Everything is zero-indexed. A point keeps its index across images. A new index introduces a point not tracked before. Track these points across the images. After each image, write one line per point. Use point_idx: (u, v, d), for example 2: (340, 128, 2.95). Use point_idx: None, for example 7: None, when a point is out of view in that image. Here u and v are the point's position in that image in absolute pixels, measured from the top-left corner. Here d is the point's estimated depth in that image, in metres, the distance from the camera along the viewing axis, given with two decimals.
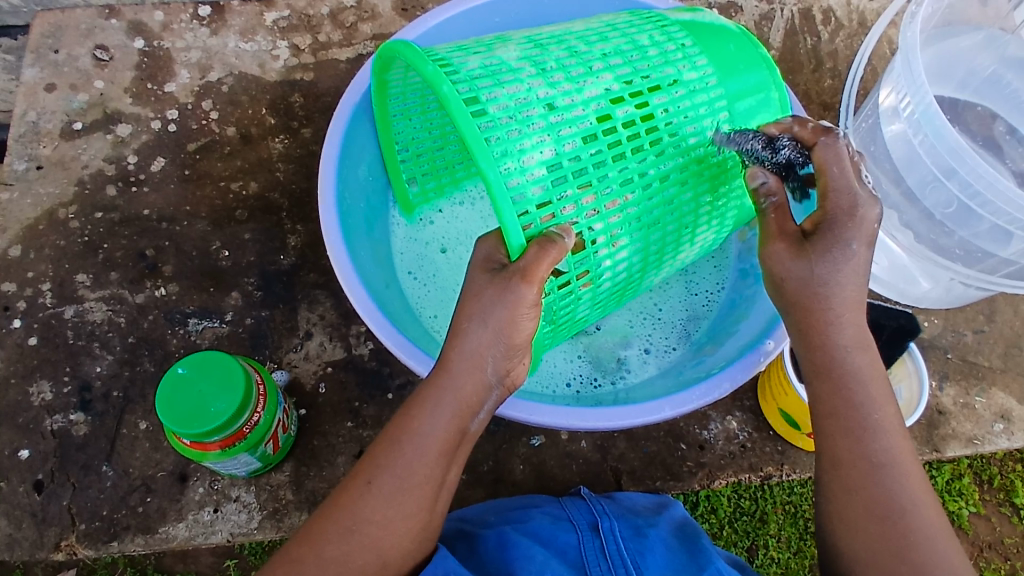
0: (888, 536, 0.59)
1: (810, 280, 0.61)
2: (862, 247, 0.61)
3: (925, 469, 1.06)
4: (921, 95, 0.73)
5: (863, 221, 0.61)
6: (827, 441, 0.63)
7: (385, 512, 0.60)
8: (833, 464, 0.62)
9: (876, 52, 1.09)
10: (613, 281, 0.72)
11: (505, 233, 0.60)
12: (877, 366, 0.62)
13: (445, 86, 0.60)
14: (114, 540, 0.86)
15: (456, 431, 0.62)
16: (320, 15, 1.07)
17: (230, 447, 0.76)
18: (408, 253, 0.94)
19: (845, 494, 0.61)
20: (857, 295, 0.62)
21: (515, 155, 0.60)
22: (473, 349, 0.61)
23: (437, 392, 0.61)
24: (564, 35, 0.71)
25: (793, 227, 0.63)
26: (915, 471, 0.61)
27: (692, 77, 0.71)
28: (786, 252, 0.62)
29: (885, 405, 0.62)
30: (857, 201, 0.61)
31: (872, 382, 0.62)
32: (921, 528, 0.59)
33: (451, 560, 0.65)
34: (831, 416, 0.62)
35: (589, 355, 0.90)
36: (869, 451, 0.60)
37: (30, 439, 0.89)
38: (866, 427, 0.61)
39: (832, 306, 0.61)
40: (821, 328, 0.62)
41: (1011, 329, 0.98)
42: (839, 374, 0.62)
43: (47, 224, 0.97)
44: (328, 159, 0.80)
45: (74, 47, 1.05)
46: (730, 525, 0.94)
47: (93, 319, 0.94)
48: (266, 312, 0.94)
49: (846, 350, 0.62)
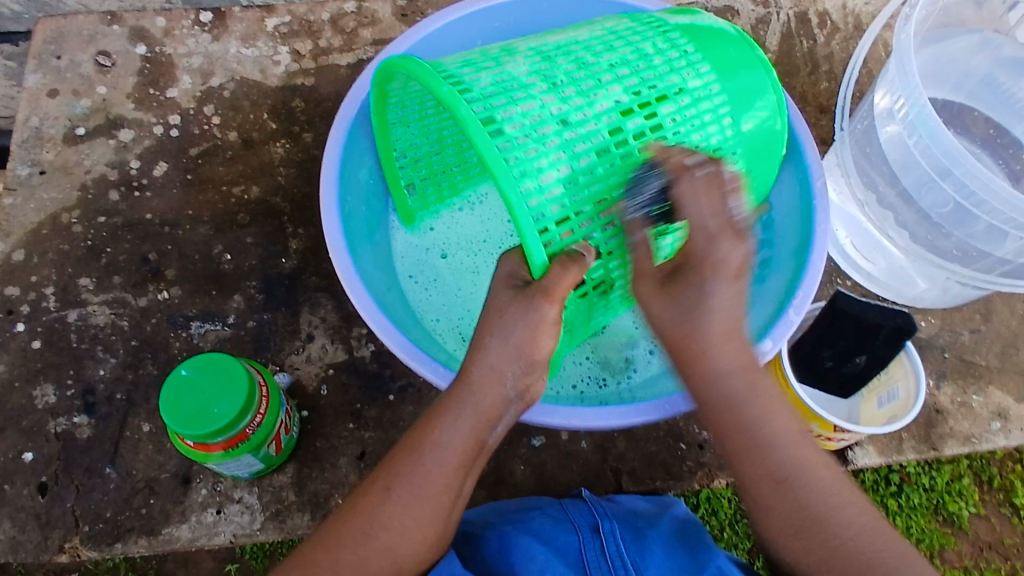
0: (813, 551, 0.59)
1: (676, 315, 0.61)
2: (722, 284, 0.60)
3: (922, 468, 1.08)
4: (916, 97, 0.74)
5: (721, 257, 0.60)
6: (735, 465, 0.63)
7: (403, 519, 0.61)
8: (748, 487, 0.62)
9: (871, 55, 1.10)
10: (625, 287, 0.75)
11: (526, 252, 0.59)
12: (755, 379, 0.62)
13: (462, 107, 0.59)
14: (117, 542, 0.87)
15: (475, 442, 0.63)
16: (320, 21, 1.08)
17: (233, 448, 0.77)
18: (413, 261, 0.95)
19: (764, 515, 0.62)
20: (729, 324, 0.61)
21: (534, 175, 0.61)
22: (493, 364, 0.63)
23: (457, 404, 0.63)
24: (570, 46, 0.71)
25: (656, 266, 0.63)
26: (823, 474, 0.62)
27: (697, 85, 0.71)
28: (651, 290, 0.63)
29: (773, 414, 0.62)
30: (710, 237, 0.60)
31: (755, 397, 0.62)
32: (842, 525, 0.60)
33: (457, 563, 0.64)
34: (726, 440, 0.63)
35: (597, 356, 0.91)
36: (772, 470, 0.61)
37: (33, 442, 0.90)
38: (762, 444, 0.61)
39: (699, 337, 0.61)
40: (697, 363, 0.62)
41: (1007, 329, 0.99)
42: (720, 403, 0.62)
43: (50, 229, 0.98)
44: (332, 178, 0.80)
45: (77, 54, 1.06)
46: (731, 528, 1.02)
47: (97, 323, 0.94)
48: (268, 315, 0.95)
49: (721, 375, 0.61)
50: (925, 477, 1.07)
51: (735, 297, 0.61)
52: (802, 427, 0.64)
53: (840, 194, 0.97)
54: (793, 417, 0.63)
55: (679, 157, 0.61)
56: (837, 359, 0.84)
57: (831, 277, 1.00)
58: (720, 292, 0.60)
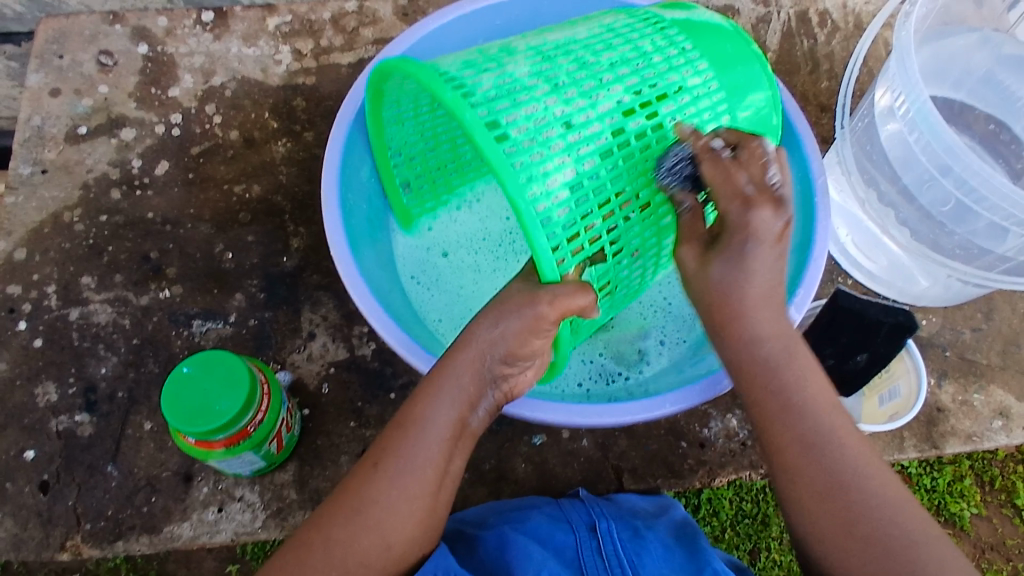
0: (846, 517, 0.57)
1: (710, 279, 0.61)
2: (764, 248, 0.59)
3: (924, 468, 1.08)
4: (916, 94, 0.74)
5: (764, 223, 0.59)
6: (761, 425, 0.61)
7: (390, 493, 0.61)
8: (772, 453, 0.61)
9: (871, 55, 1.11)
10: (628, 286, 0.77)
11: (536, 260, 0.60)
12: (793, 345, 0.62)
13: (467, 113, 0.59)
14: (119, 540, 0.87)
15: (458, 420, 0.63)
16: (321, 20, 1.09)
17: (235, 445, 0.77)
18: (415, 262, 0.95)
19: (787, 480, 0.60)
20: (769, 287, 0.61)
21: (540, 179, 0.60)
22: (479, 341, 0.63)
23: (440, 377, 0.63)
24: (570, 45, 0.70)
25: (702, 230, 0.64)
26: (857, 451, 0.59)
27: (695, 83, 0.71)
28: (692, 255, 0.63)
29: (806, 381, 0.61)
30: (752, 207, 0.59)
31: (792, 359, 0.61)
32: (869, 496, 0.57)
33: (451, 559, 0.65)
34: (757, 402, 0.61)
35: (610, 351, 0.91)
36: (802, 434, 0.59)
37: (35, 439, 0.90)
38: (794, 407, 0.60)
39: (736, 300, 0.61)
40: (737, 320, 0.61)
41: (1009, 327, 0.99)
42: (753, 360, 0.61)
43: (52, 227, 0.98)
44: (330, 186, 0.80)
45: (79, 53, 1.06)
46: (732, 528, 1.04)
47: (98, 321, 0.94)
48: (270, 314, 0.95)
49: (756, 335, 0.61)
50: (926, 478, 1.07)
51: (772, 265, 0.60)
52: (834, 397, 0.62)
53: (841, 192, 0.97)
54: (826, 387, 0.62)
55: (705, 138, 0.62)
56: (839, 357, 0.83)
57: (832, 276, 1.00)
58: (761, 256, 0.59)
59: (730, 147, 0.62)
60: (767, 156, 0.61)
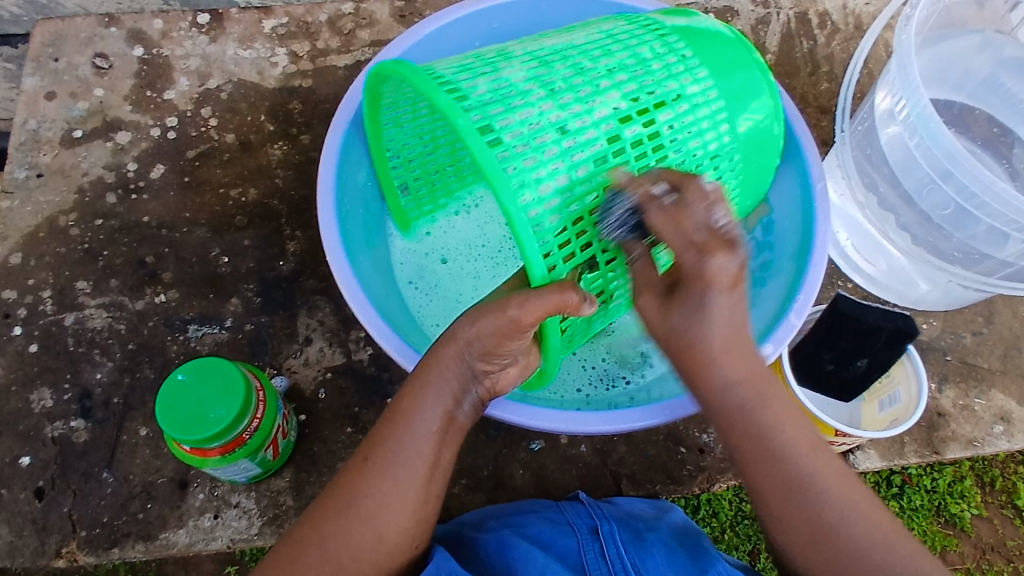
0: (833, 558, 0.57)
1: (670, 329, 0.58)
2: (721, 297, 0.56)
3: (924, 469, 1.08)
4: (916, 98, 0.73)
5: (719, 272, 0.55)
6: (744, 472, 0.60)
7: (380, 485, 0.61)
8: (758, 495, 0.59)
9: (871, 56, 1.10)
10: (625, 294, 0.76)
11: (526, 265, 0.59)
12: (765, 389, 0.58)
13: (460, 117, 0.58)
14: (114, 547, 0.86)
15: (445, 413, 0.63)
16: (318, 22, 1.08)
17: (231, 452, 0.77)
18: (411, 267, 0.94)
19: (776, 527, 0.59)
20: (731, 332, 0.57)
21: (532, 185, 0.59)
22: (460, 335, 0.62)
23: (424, 371, 0.63)
24: (567, 50, 0.70)
25: (657, 278, 0.60)
26: (842, 488, 0.58)
27: (694, 90, 0.71)
28: (653, 306, 0.60)
29: (787, 423, 0.58)
30: (702, 261, 0.55)
31: (773, 403, 0.59)
32: (854, 537, 0.57)
33: (455, 561, 0.64)
34: (738, 450, 0.59)
35: (612, 356, 0.90)
36: (788, 480, 0.58)
37: (30, 446, 0.90)
38: (776, 454, 0.58)
39: (706, 351, 0.57)
40: (701, 373, 0.58)
41: (1009, 331, 0.98)
42: (730, 409, 0.58)
43: (47, 232, 0.98)
44: (324, 189, 0.79)
45: (75, 56, 1.06)
46: (732, 530, 1.03)
47: (93, 326, 0.94)
48: (266, 318, 0.94)
49: (727, 385, 0.58)
50: (927, 479, 1.07)
51: (736, 307, 0.57)
52: (813, 432, 0.60)
53: (840, 196, 0.96)
54: (805, 425, 0.59)
55: (645, 184, 0.58)
56: (838, 362, 0.83)
57: (832, 280, 0.99)
58: (720, 305, 0.56)
59: (674, 190, 0.57)
60: (712, 196, 0.56)
